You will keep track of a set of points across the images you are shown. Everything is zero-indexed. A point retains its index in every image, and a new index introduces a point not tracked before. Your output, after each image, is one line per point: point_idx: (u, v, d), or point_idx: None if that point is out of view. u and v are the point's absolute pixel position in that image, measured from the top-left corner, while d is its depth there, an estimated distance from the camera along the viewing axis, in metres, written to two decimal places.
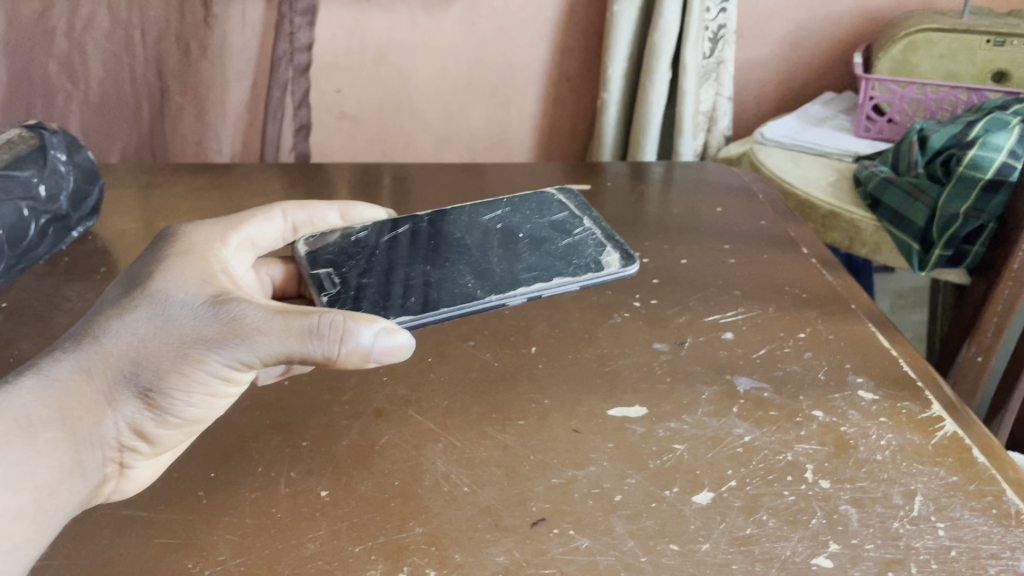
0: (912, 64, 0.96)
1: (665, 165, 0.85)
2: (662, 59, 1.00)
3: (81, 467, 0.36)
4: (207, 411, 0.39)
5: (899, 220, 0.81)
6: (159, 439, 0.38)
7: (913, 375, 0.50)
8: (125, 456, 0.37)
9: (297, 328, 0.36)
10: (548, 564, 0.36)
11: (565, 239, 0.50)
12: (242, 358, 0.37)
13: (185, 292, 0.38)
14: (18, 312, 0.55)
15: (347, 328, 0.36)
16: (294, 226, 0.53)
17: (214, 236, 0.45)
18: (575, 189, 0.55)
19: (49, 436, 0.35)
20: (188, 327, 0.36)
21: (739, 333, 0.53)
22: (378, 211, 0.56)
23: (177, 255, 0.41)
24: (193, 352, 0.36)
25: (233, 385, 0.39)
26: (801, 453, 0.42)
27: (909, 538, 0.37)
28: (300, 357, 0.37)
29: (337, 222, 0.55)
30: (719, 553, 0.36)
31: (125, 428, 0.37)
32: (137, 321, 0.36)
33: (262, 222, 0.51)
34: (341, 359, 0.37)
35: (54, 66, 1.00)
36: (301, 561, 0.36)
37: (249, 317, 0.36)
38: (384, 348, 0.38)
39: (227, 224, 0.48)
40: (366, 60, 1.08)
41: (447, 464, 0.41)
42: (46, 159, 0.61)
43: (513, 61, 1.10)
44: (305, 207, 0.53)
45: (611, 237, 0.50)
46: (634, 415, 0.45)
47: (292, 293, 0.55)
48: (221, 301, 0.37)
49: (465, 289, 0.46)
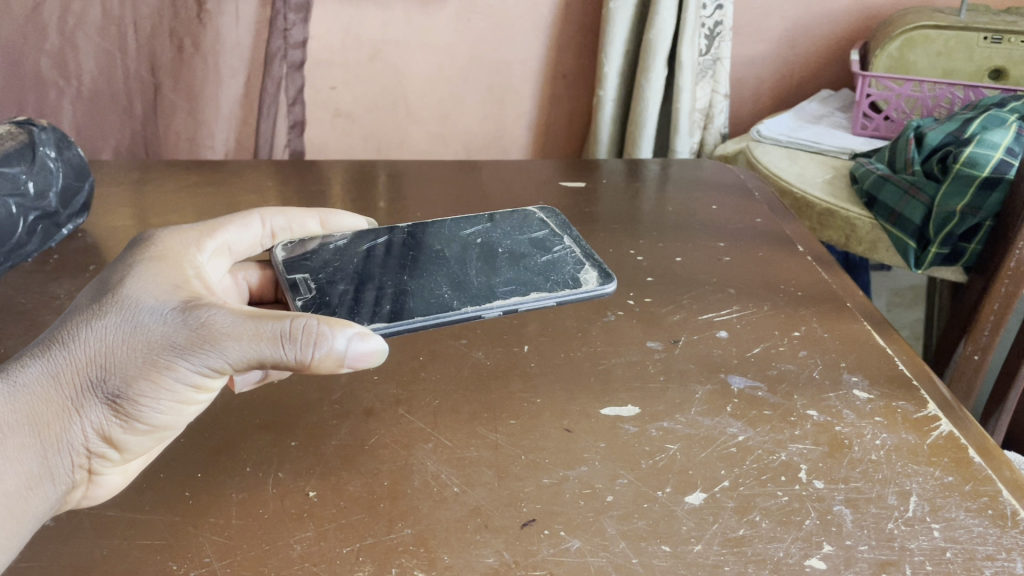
0: (909, 61, 0.95)
1: (661, 162, 0.84)
2: (657, 55, 0.99)
3: (48, 473, 0.35)
4: (177, 418, 0.38)
5: (895, 218, 0.80)
6: (128, 446, 0.37)
7: (909, 374, 0.49)
8: (94, 463, 0.36)
9: (267, 334, 0.36)
10: (539, 566, 0.35)
11: (543, 256, 0.51)
12: (212, 364, 0.36)
13: (155, 299, 0.37)
14: (5, 310, 0.54)
15: (319, 333, 0.37)
16: (272, 232, 0.52)
17: (189, 242, 0.45)
18: (557, 211, 0.57)
19: (16, 443, 0.34)
20: (157, 333, 0.36)
21: (734, 331, 0.53)
22: (358, 219, 0.55)
23: (149, 260, 0.41)
24: (162, 358, 0.36)
25: (203, 392, 0.38)
26: (795, 453, 0.42)
27: (904, 539, 0.37)
28: (271, 362, 0.37)
29: (316, 229, 0.54)
30: (711, 554, 0.36)
31: (93, 434, 0.36)
32: (105, 326, 0.36)
33: (239, 228, 0.50)
34: (313, 364, 0.37)
35: (46, 61, 1.00)
36: (288, 562, 0.35)
37: (218, 323, 0.36)
38: (358, 353, 0.38)
39: (205, 229, 0.48)
40: (361, 57, 1.07)
41: (437, 464, 0.41)
42: (35, 156, 0.61)
43: (509, 58, 1.10)
44: (283, 213, 0.53)
45: (590, 257, 0.51)
46: (627, 415, 0.45)
47: (269, 298, 0.55)
48: (191, 307, 0.37)
49: (442, 300, 0.47)
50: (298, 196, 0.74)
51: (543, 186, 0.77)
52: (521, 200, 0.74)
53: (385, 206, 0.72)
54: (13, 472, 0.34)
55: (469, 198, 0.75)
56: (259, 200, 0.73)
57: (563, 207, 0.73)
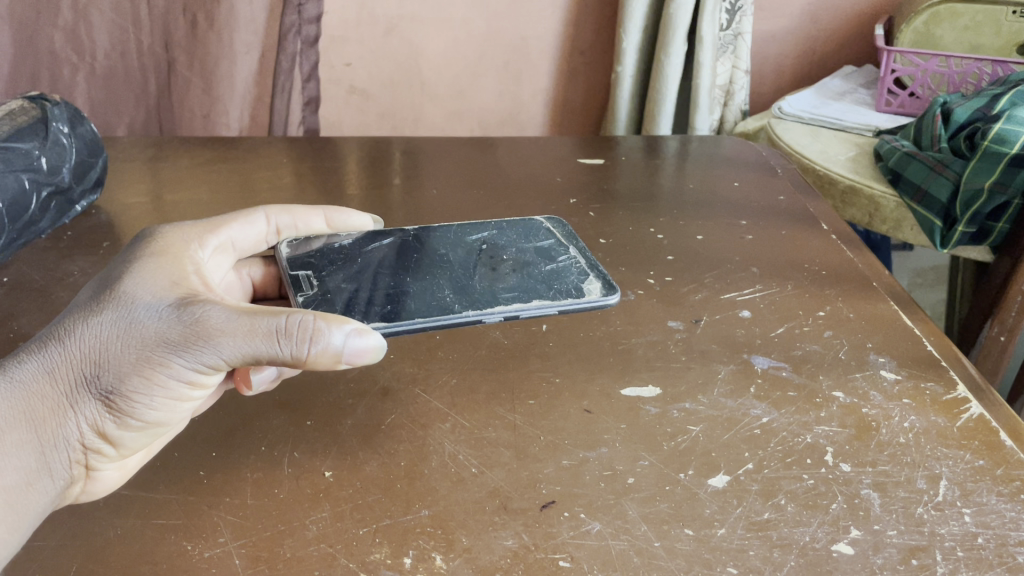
0: (936, 36, 0.96)
1: (680, 140, 0.83)
2: (677, 31, 0.99)
3: (44, 468, 0.35)
4: (172, 414, 0.37)
5: (921, 195, 0.78)
6: (124, 442, 0.36)
7: (937, 355, 0.48)
8: (89, 458, 0.36)
9: (262, 330, 0.36)
10: (559, 549, 0.35)
11: (546, 267, 0.50)
12: (207, 361, 0.36)
13: (151, 295, 0.37)
14: (19, 287, 0.53)
15: (316, 329, 0.36)
16: (277, 229, 0.51)
17: (190, 238, 0.44)
18: (564, 221, 0.56)
19: (14, 438, 0.34)
20: (152, 329, 0.35)
21: (757, 311, 0.52)
22: (365, 218, 0.54)
23: (148, 256, 0.40)
24: (156, 355, 0.35)
25: (198, 389, 0.38)
26: (821, 435, 0.41)
27: (935, 524, 0.36)
28: (266, 358, 0.36)
29: (322, 228, 0.53)
30: (735, 538, 0.35)
31: (88, 429, 0.35)
32: (101, 323, 0.35)
33: (243, 225, 0.49)
34: (309, 359, 0.36)
35: (59, 38, 0.99)
36: (303, 544, 0.34)
37: (213, 319, 0.36)
38: (356, 349, 0.37)
39: (208, 227, 0.47)
40: (376, 32, 1.09)
41: (455, 444, 0.40)
42: (47, 131, 0.59)
43: (523, 36, 1.12)
44: (288, 211, 0.52)
45: (595, 267, 0.50)
46: (648, 395, 0.44)
47: (272, 294, 0.54)
48: (187, 303, 0.36)
49: (444, 302, 0.46)
50: (312, 172, 0.73)
51: (560, 164, 0.76)
52: (539, 178, 0.73)
53: (401, 183, 0.71)
54: (11, 466, 0.34)
55: (486, 174, 0.74)
56: (273, 177, 0.72)
57: (581, 184, 0.72)
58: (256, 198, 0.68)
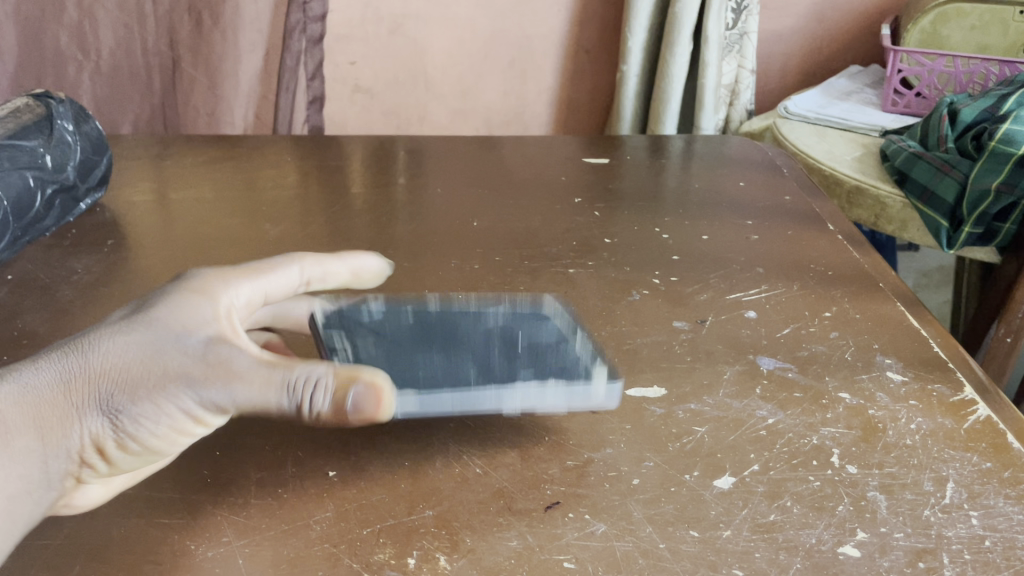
0: (942, 35, 1.01)
1: (685, 139, 0.83)
2: (684, 30, 1.01)
3: (43, 476, 0.33)
4: (172, 447, 0.36)
5: (927, 196, 0.78)
6: (125, 464, 0.35)
7: (944, 356, 0.48)
8: (89, 475, 0.35)
9: (276, 380, 0.35)
10: (563, 550, 0.34)
11: (545, 318, 0.45)
12: (217, 401, 0.35)
13: (177, 325, 0.36)
14: (23, 284, 0.53)
15: (327, 387, 0.36)
16: (307, 281, 0.47)
17: (224, 292, 0.40)
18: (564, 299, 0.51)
19: (20, 442, 0.33)
20: (178, 358, 0.35)
21: (762, 311, 0.52)
22: (382, 264, 0.51)
23: (180, 288, 0.39)
24: (170, 386, 0.35)
25: (202, 428, 0.37)
26: (827, 437, 0.41)
27: (941, 527, 0.36)
28: (274, 409, 0.36)
29: (345, 277, 0.49)
30: (741, 540, 0.35)
31: (90, 446, 0.34)
32: (123, 344, 0.35)
33: (277, 276, 0.45)
34: (314, 416, 0.36)
35: (64, 36, 1.00)
36: (307, 544, 0.34)
37: (230, 362, 0.35)
38: (362, 413, 0.36)
39: (239, 275, 0.43)
40: (381, 32, 1.14)
41: (460, 445, 0.40)
42: (52, 129, 0.59)
43: (530, 33, 1.17)
44: (321, 262, 0.47)
45: (598, 352, 0.42)
46: (653, 396, 0.44)
47: None
48: (210, 341, 0.36)
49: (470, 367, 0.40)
50: (318, 170, 0.73)
51: (565, 163, 0.76)
52: (544, 177, 0.73)
53: (405, 182, 0.71)
54: (13, 470, 0.33)
55: (491, 173, 0.74)
56: (277, 176, 0.72)
57: (586, 183, 0.72)
58: (261, 196, 0.68)
